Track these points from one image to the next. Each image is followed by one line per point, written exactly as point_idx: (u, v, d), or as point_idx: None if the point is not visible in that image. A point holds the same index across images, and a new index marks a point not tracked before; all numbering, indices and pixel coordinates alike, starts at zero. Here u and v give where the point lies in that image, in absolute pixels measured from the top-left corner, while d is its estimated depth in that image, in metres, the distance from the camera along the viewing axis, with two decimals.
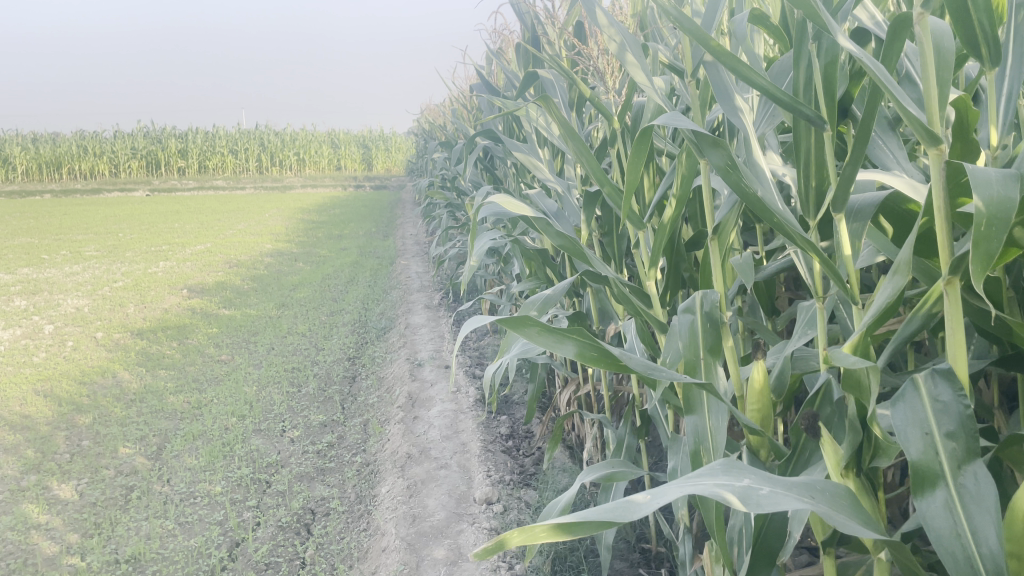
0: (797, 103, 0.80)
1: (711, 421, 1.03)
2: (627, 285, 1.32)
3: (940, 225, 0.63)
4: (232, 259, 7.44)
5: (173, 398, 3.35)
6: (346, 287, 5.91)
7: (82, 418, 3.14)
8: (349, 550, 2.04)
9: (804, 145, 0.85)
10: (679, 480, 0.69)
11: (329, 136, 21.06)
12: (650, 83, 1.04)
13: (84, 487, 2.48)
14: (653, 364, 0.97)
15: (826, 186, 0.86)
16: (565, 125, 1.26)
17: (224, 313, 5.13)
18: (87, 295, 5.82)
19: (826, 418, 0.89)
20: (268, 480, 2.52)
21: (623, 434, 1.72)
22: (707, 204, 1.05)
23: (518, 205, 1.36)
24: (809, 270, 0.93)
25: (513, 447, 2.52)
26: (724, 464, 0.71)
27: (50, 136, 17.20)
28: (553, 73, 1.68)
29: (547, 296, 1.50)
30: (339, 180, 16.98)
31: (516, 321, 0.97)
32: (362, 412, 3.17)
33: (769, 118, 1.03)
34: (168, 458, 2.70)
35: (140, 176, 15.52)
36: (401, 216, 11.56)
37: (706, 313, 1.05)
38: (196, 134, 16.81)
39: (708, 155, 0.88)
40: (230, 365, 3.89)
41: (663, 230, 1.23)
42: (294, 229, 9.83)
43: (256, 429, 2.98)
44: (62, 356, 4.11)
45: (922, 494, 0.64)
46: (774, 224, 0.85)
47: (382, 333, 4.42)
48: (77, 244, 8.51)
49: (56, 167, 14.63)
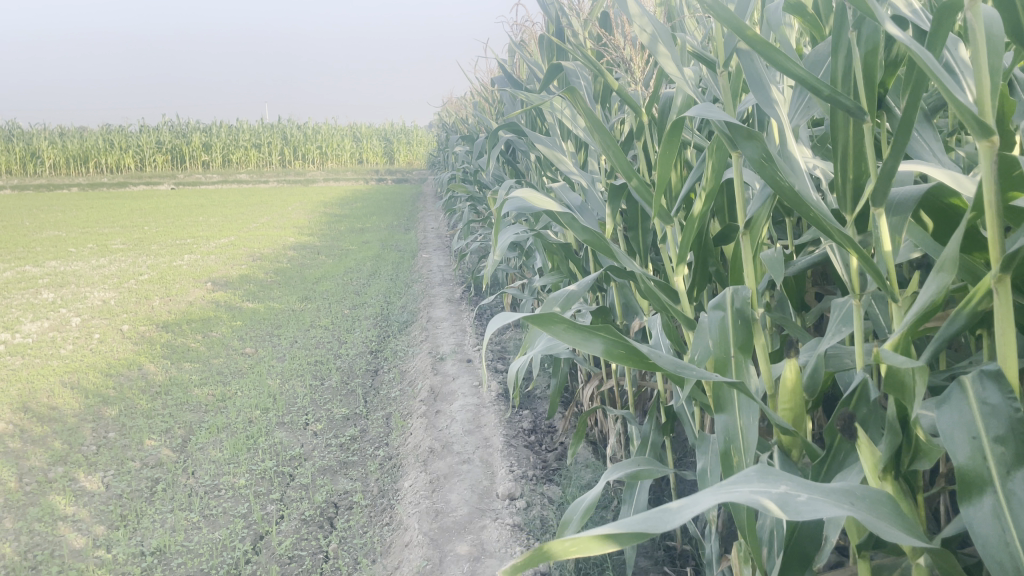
0: (837, 93, 0.77)
1: (742, 420, 1.01)
2: (654, 280, 1.29)
3: (990, 220, 0.60)
4: (255, 252, 7.49)
5: (197, 391, 3.37)
6: (368, 280, 5.92)
7: (108, 410, 3.17)
8: (372, 545, 2.03)
9: (842, 135, 0.83)
10: (713, 487, 0.67)
11: (351, 129, 21.13)
12: (681, 74, 1.02)
13: (110, 479, 2.50)
14: (682, 363, 0.95)
15: (864, 179, 0.83)
16: (591, 117, 1.23)
17: (248, 306, 5.16)
18: (113, 288, 5.87)
19: (863, 418, 0.87)
20: (291, 473, 2.52)
21: (648, 431, 1.70)
22: (738, 198, 1.02)
23: (542, 199, 1.34)
24: (846, 266, 0.90)
25: (535, 442, 2.51)
26: (758, 470, 0.69)
27: (76, 130, 17.41)
28: (578, 64, 1.67)
29: (571, 292, 1.48)
30: (361, 173, 17.03)
31: (541, 319, 0.95)
32: (385, 405, 3.18)
33: (803, 109, 1.00)
34: (193, 450, 2.72)
35: (165, 170, 15.66)
36: (422, 209, 11.57)
37: (736, 310, 1.02)
38: (220, 128, 16.93)
39: (743, 147, 0.85)
40: (254, 358, 3.90)
41: (691, 225, 1.20)
42: (316, 223, 9.87)
43: (280, 422, 2.99)
44: (88, 348, 4.16)
45: (968, 501, 0.62)
46: (811, 220, 0.82)
47: (405, 326, 4.43)
48: (103, 237, 8.60)
49: (83, 162, 14.80)
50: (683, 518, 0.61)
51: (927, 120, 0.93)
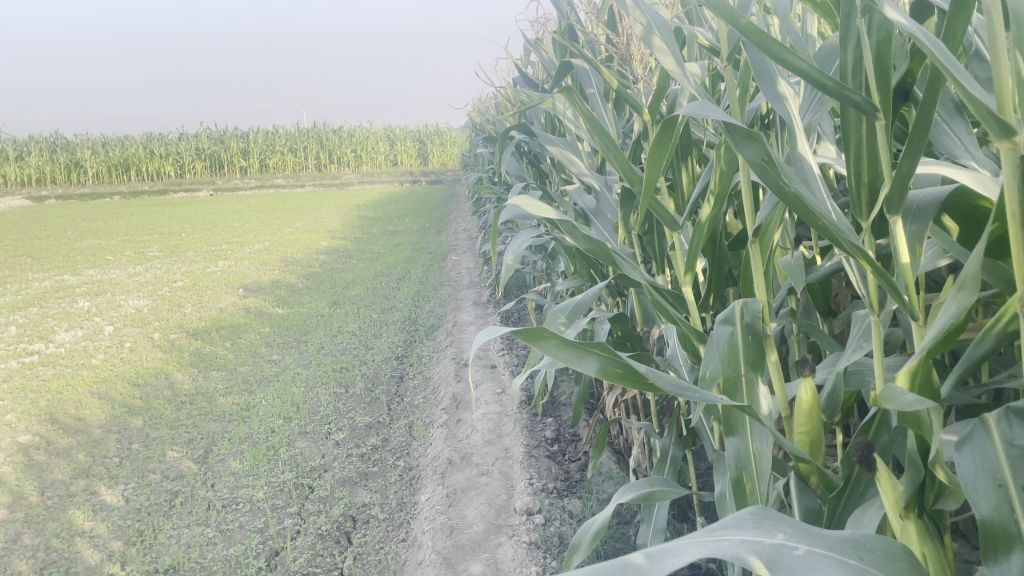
0: (846, 88, 0.68)
1: (755, 445, 0.92)
2: (663, 290, 1.20)
3: (1012, 231, 0.51)
4: (288, 257, 7.52)
5: (222, 400, 3.36)
6: (398, 283, 5.89)
7: (134, 420, 3.17)
8: (387, 562, 1.98)
9: (854, 134, 0.74)
10: (701, 531, 0.59)
11: (385, 131, 21.21)
12: (681, 69, 0.93)
13: (130, 492, 2.49)
14: (682, 386, 0.88)
15: (881, 182, 0.74)
16: (590, 118, 1.15)
17: (278, 312, 5.16)
18: (147, 296, 5.92)
19: (883, 448, 0.78)
20: (310, 485, 2.48)
21: (668, 444, 1.62)
22: (746, 203, 0.93)
23: (542, 207, 1.27)
24: (863, 279, 0.81)
25: (558, 452, 2.44)
26: (755, 511, 0.61)
27: (118, 139, 17.76)
28: (587, 63, 1.59)
29: (578, 302, 1.40)
30: (395, 175, 17.09)
31: (530, 335, 0.89)
32: (408, 413, 3.13)
33: (817, 106, 0.91)
34: (214, 461, 2.69)
35: (204, 175, 15.85)
36: (455, 210, 11.54)
37: (747, 324, 0.93)
38: (256, 133, 17.11)
39: (742, 149, 0.77)
40: (280, 364, 3.88)
41: (700, 231, 1.12)
42: (350, 225, 9.90)
43: (302, 431, 2.96)
44: (119, 358, 4.18)
45: (994, 559, 0.54)
46: (821, 229, 0.74)
47: (431, 331, 4.39)
48: (141, 245, 8.71)
49: (124, 170, 15.04)
50: (661, 566, 0.53)
51: (959, 113, 0.83)
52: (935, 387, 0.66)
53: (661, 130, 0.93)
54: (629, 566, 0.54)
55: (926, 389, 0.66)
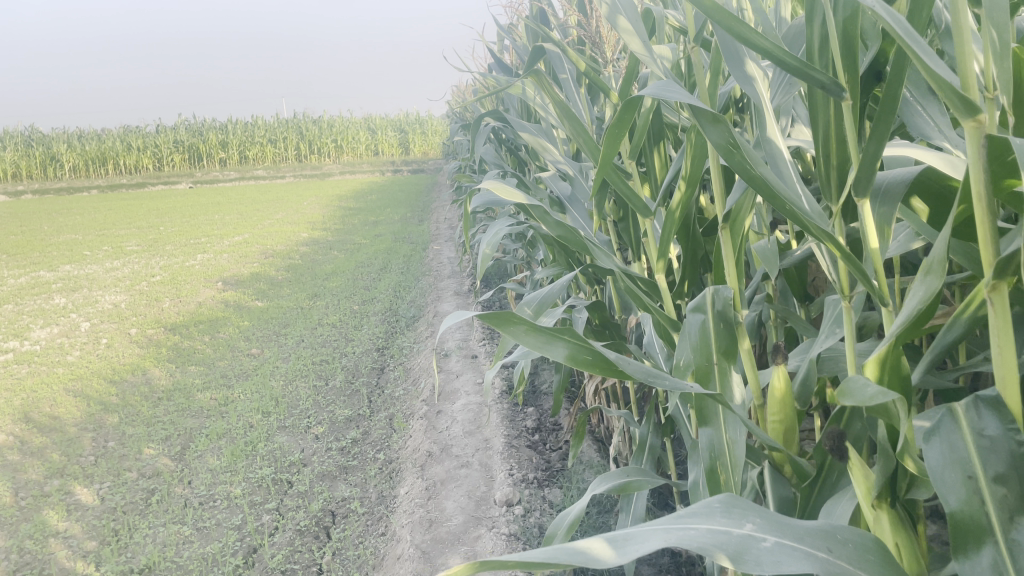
0: (811, 68, 0.65)
1: (729, 433, 0.90)
2: (636, 278, 1.18)
3: (979, 215, 0.49)
4: (268, 249, 7.45)
5: (200, 395, 3.31)
6: (378, 274, 5.84)
7: (110, 418, 3.12)
8: (365, 557, 1.95)
9: (821, 115, 0.72)
10: (668, 518, 0.57)
11: (365, 121, 21.05)
12: (649, 51, 0.90)
13: (105, 491, 2.45)
14: (651, 373, 0.86)
15: (849, 165, 0.72)
16: (560, 103, 1.12)
17: (257, 305, 5.10)
18: (124, 291, 5.84)
19: (855, 437, 0.76)
20: (289, 480, 2.45)
21: (645, 433, 1.60)
22: (716, 188, 0.90)
23: (512, 193, 1.24)
24: (834, 264, 0.80)
25: (539, 441, 2.42)
26: (724, 499, 0.59)
27: (94, 132, 17.52)
28: (559, 47, 1.55)
29: (544, 294, 1.36)
30: (377, 165, 16.98)
31: (500, 321, 0.86)
32: (389, 405, 3.10)
33: (786, 88, 0.88)
34: (191, 458, 2.66)
35: (183, 168, 15.66)
36: (437, 199, 11.48)
37: (718, 312, 0.91)
38: (234, 125, 16.93)
39: (708, 133, 0.74)
40: (260, 358, 3.84)
41: (671, 218, 1.09)
42: (330, 216, 9.81)
43: (280, 425, 2.92)
44: (95, 354, 4.11)
45: (964, 553, 0.53)
46: (788, 214, 0.72)
47: (412, 322, 4.35)
48: (118, 239, 8.59)
49: (101, 163, 14.85)
50: (621, 559, 0.52)
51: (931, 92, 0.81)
52: (904, 375, 0.64)
53: (624, 109, 0.90)
54: (590, 555, 0.52)
55: (895, 378, 0.64)
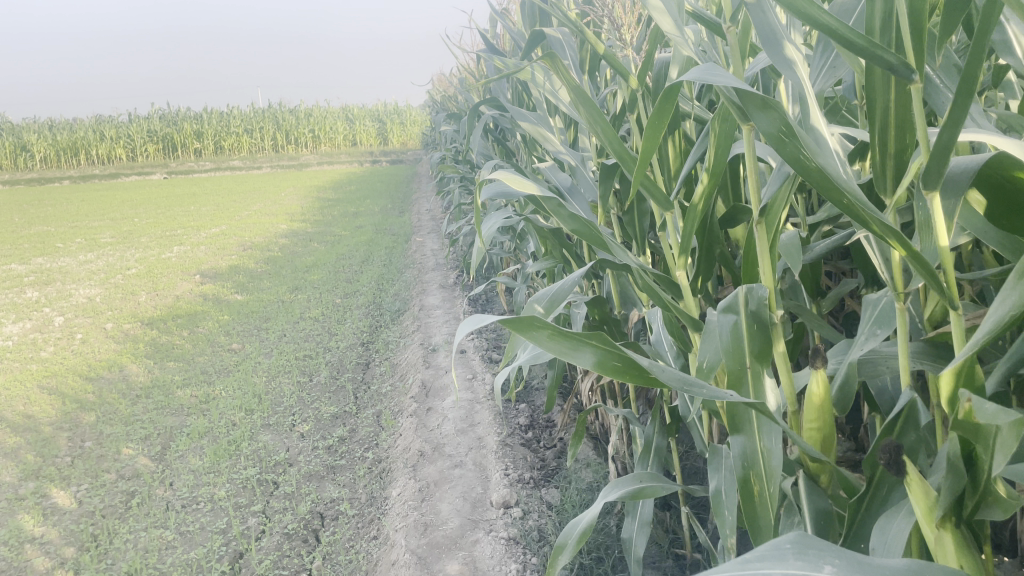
0: (877, 46, 0.60)
1: (763, 442, 0.84)
2: (651, 273, 1.12)
3: None
4: (246, 241, 7.31)
5: (180, 392, 3.22)
6: (360, 266, 5.75)
7: (86, 417, 3.02)
8: (358, 562, 1.89)
9: (879, 98, 0.66)
10: (737, 567, 0.55)
11: (343, 111, 20.82)
12: (679, 33, 0.90)
13: (83, 494, 2.35)
14: (686, 379, 0.81)
15: (909, 152, 0.67)
16: (575, 87, 1.06)
17: (236, 298, 4.99)
18: (99, 284, 5.70)
19: (911, 448, 0.72)
20: (275, 481, 2.37)
21: (651, 434, 1.55)
22: (751, 180, 0.84)
23: (523, 183, 1.18)
24: (885, 262, 0.75)
25: (533, 439, 2.37)
26: (795, 539, 0.57)
27: (66, 122, 17.17)
28: (563, 30, 1.49)
29: (555, 291, 1.29)
30: (355, 156, 16.80)
31: (521, 324, 0.81)
32: (376, 402, 3.03)
33: (828, 72, 0.84)
34: (172, 459, 2.57)
35: (157, 158, 15.37)
36: (417, 190, 11.37)
37: (751, 313, 0.86)
38: (210, 114, 16.66)
39: (756, 119, 0.69)
40: (241, 354, 3.74)
41: (694, 211, 1.04)
42: (309, 208, 9.67)
43: (265, 423, 2.84)
44: (70, 350, 3.99)
45: None
46: (845, 208, 0.66)
47: (397, 315, 4.27)
48: (91, 231, 8.39)
49: (73, 154, 14.55)
50: None
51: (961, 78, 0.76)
52: (978, 385, 0.59)
53: (665, 97, 0.87)
54: None
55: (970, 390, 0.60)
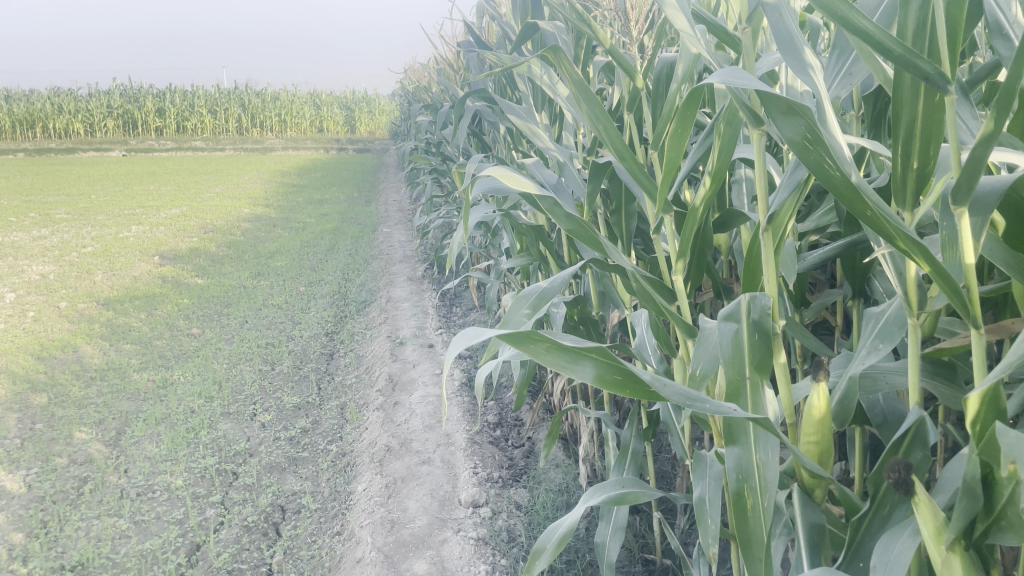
0: (915, 55, 0.58)
1: (759, 455, 0.82)
2: (646, 276, 1.09)
3: None
4: (207, 223, 7.15)
5: (136, 376, 3.13)
6: (325, 255, 5.66)
7: (37, 398, 2.91)
8: (321, 558, 1.84)
9: (907, 110, 0.65)
10: None
11: (310, 97, 20.56)
12: (692, 31, 0.88)
13: (32, 478, 2.27)
14: (689, 396, 0.77)
15: (932, 167, 0.66)
16: (577, 79, 1.03)
17: (197, 282, 4.87)
18: (53, 261, 5.52)
19: (916, 465, 0.71)
20: (234, 472, 2.31)
21: (628, 437, 1.53)
22: (762, 187, 0.81)
23: (518, 179, 1.14)
24: (899, 274, 0.73)
25: (501, 438, 2.35)
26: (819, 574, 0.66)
27: (21, 92, 16.64)
28: (555, 23, 1.46)
29: (545, 288, 1.24)
30: (322, 142, 16.61)
31: (518, 338, 0.81)
32: (340, 393, 2.98)
33: (845, 78, 0.80)
34: (126, 445, 2.49)
35: (116, 134, 14.97)
36: (385, 180, 11.30)
37: (754, 321, 0.84)
38: (173, 93, 16.30)
39: (779, 125, 0.67)
40: (200, 339, 3.65)
41: (694, 215, 1.01)
42: (273, 192, 9.53)
43: (224, 411, 2.77)
44: (21, 328, 3.85)
45: None
46: (869, 221, 0.64)
47: (363, 306, 4.22)
48: (46, 206, 8.13)
49: (29, 126, 14.10)
50: None
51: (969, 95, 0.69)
52: (1001, 408, 0.59)
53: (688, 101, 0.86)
54: None
55: (991, 414, 0.59)
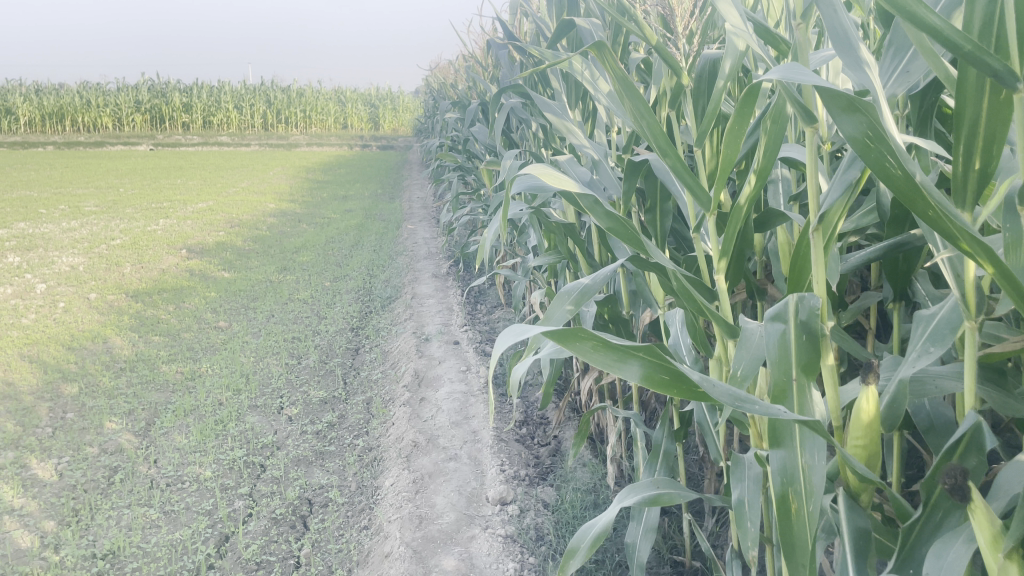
0: (983, 50, 0.57)
1: (804, 457, 0.81)
2: (686, 275, 1.08)
3: None
4: (233, 218, 7.20)
5: (165, 367, 3.16)
6: (350, 250, 5.68)
7: (68, 388, 2.95)
8: (349, 552, 1.85)
9: (970, 108, 0.64)
10: None
11: (334, 93, 20.66)
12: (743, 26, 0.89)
13: (64, 466, 2.30)
14: (738, 397, 0.77)
15: (994, 168, 0.64)
16: (620, 74, 1.03)
17: (223, 275, 4.91)
18: (83, 253, 5.58)
19: (972, 472, 0.69)
20: (262, 464, 2.32)
21: (660, 437, 1.52)
22: (812, 186, 0.80)
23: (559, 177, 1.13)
24: (956, 276, 0.72)
25: (527, 436, 2.34)
26: None
27: (52, 86, 16.87)
28: (593, 19, 1.46)
29: (586, 285, 1.23)
30: (346, 138, 16.67)
31: (564, 336, 0.81)
32: (366, 388, 2.99)
33: (902, 75, 0.79)
34: (156, 435, 2.51)
35: (144, 129, 15.13)
36: (408, 177, 11.34)
37: (802, 322, 0.83)
38: (200, 88, 16.45)
39: (839, 122, 0.66)
40: (227, 332, 3.68)
41: (737, 213, 1.00)
42: (297, 188, 9.58)
43: (251, 404, 2.79)
44: (52, 319, 3.90)
45: None
46: (929, 220, 0.63)
47: (388, 302, 4.23)
48: (76, 199, 8.23)
49: (58, 119, 14.28)
50: None
51: None
52: None
53: (744, 100, 0.86)
54: None
55: None
